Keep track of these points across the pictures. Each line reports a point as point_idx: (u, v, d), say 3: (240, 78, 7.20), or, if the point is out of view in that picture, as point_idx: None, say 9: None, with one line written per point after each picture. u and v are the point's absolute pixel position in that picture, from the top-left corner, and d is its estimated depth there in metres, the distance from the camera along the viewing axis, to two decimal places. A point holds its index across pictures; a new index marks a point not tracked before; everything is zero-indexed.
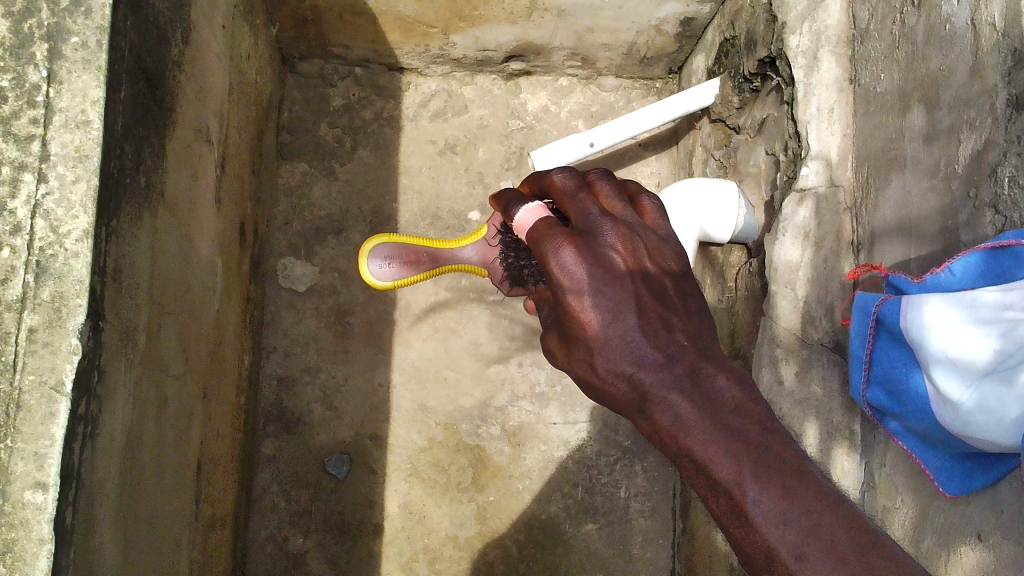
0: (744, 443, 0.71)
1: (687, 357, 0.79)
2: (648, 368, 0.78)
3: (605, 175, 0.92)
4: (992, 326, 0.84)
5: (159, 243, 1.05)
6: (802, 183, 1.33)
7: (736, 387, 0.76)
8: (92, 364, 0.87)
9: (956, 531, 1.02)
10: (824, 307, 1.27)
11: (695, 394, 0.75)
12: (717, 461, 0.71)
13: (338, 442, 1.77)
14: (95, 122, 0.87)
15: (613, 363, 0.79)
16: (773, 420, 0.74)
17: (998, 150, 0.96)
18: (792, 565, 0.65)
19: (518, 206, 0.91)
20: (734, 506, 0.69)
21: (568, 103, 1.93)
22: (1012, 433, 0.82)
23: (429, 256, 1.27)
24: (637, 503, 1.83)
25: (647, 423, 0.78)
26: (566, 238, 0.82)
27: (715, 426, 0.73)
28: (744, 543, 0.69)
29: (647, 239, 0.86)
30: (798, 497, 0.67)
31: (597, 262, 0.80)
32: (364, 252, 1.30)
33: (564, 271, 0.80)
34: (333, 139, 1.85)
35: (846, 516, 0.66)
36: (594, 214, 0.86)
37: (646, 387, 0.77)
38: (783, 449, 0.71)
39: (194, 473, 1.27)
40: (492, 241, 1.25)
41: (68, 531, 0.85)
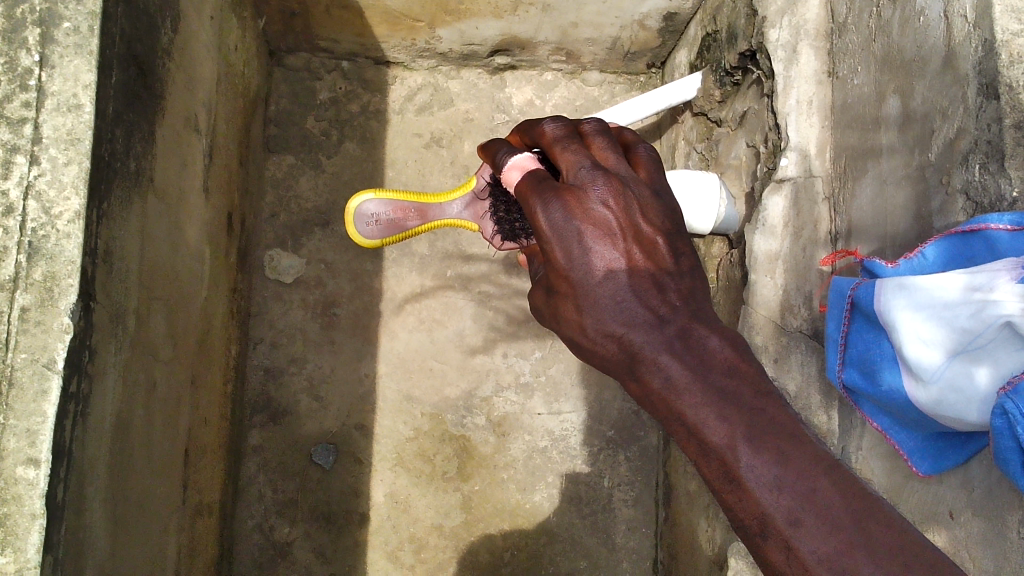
0: (737, 406, 0.74)
1: (679, 319, 0.81)
2: (640, 328, 0.81)
3: (597, 126, 0.93)
4: (961, 306, 0.87)
5: (148, 228, 1.06)
6: (781, 173, 1.36)
7: (729, 348, 0.79)
8: (83, 343, 0.89)
9: (929, 510, 1.05)
10: (802, 294, 1.30)
11: (686, 356, 0.78)
12: (710, 426, 0.73)
13: (324, 432, 1.78)
14: (87, 105, 0.89)
15: (603, 324, 0.83)
16: (767, 382, 0.76)
17: (969, 138, 0.99)
18: (787, 530, 0.67)
19: (510, 162, 0.93)
20: (727, 471, 0.72)
21: (553, 97, 1.95)
22: (982, 411, 0.87)
23: (417, 212, 1.32)
24: (620, 492, 1.85)
25: (638, 385, 0.81)
26: (555, 194, 0.84)
27: (707, 389, 0.76)
28: (737, 508, 0.71)
29: (640, 192, 0.88)
30: (792, 462, 0.69)
31: (586, 220, 0.84)
32: (352, 210, 1.36)
33: (555, 229, 0.83)
34: (320, 132, 1.87)
35: (841, 480, 0.68)
36: (584, 166, 0.88)
37: (636, 348, 0.81)
38: (777, 412, 0.73)
39: (182, 459, 1.29)
40: (481, 195, 1.29)
41: (59, 507, 0.86)
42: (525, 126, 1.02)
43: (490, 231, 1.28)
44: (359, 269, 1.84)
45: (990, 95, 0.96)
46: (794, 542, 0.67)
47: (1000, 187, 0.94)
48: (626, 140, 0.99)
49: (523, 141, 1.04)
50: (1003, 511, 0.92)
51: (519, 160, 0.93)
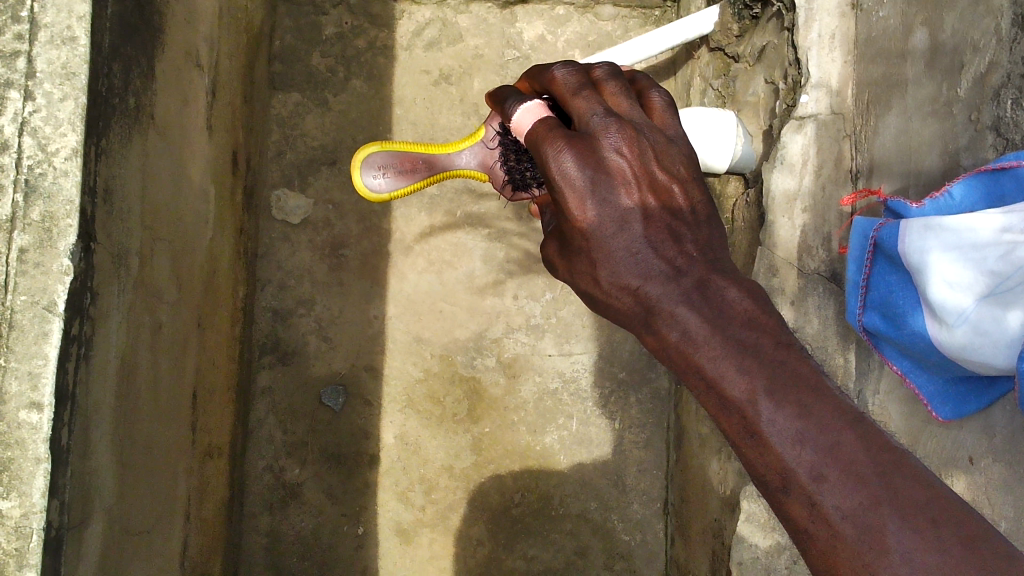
0: (757, 358, 0.71)
1: (696, 270, 0.79)
2: (655, 280, 0.79)
3: (610, 69, 0.89)
4: (989, 248, 0.85)
5: (150, 166, 1.03)
6: (801, 110, 1.30)
7: (748, 300, 0.77)
8: (84, 285, 0.87)
9: (947, 455, 1.03)
10: (821, 236, 1.28)
11: (704, 307, 0.76)
12: (729, 379, 0.71)
13: (333, 374, 1.77)
14: (82, 39, 0.85)
15: (618, 277, 0.80)
16: (787, 333, 0.74)
17: (1001, 72, 0.95)
18: (810, 487, 0.65)
19: (520, 108, 0.89)
20: (747, 426, 0.70)
21: (564, 32, 1.90)
22: (1008, 354, 0.84)
23: (426, 163, 1.23)
24: (630, 434, 1.84)
25: (654, 338, 0.79)
26: (566, 140, 0.81)
27: (726, 341, 0.73)
28: (759, 463, 0.69)
29: (655, 140, 0.85)
30: (815, 416, 0.67)
31: (599, 169, 0.80)
32: (356, 162, 1.24)
33: (566, 178, 0.80)
34: (326, 68, 1.82)
35: (865, 433, 0.66)
36: (597, 113, 0.84)
37: (652, 301, 0.79)
38: (798, 364, 0.71)
39: (190, 400, 1.28)
40: (490, 143, 1.22)
41: (64, 451, 0.86)
42: (535, 71, 0.97)
43: (498, 178, 1.22)
44: (367, 210, 1.81)
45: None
46: (819, 498, 0.65)
47: None
48: (641, 84, 0.94)
49: (532, 86, 0.99)
50: None
51: (529, 106, 0.89)
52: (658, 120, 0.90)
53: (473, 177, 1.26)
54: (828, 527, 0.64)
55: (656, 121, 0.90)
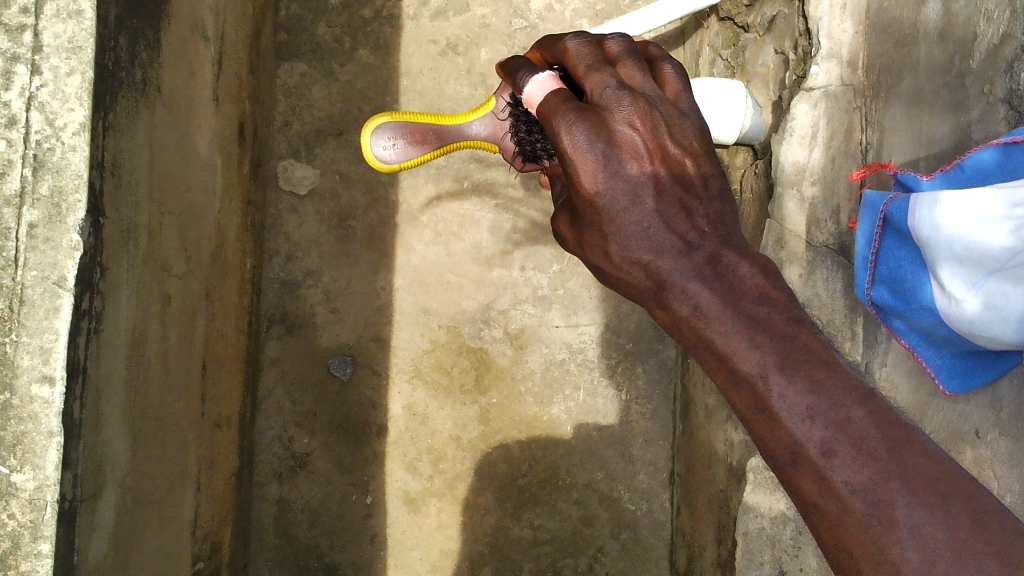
0: (769, 334, 0.71)
1: (708, 245, 0.79)
2: (667, 255, 0.79)
3: (623, 41, 0.88)
4: (1001, 223, 0.84)
5: (157, 139, 1.03)
6: (812, 81, 1.30)
7: (760, 275, 0.77)
8: (93, 260, 0.87)
9: (955, 429, 1.03)
10: (830, 208, 1.27)
11: (715, 283, 0.76)
12: (740, 354, 0.71)
13: (341, 345, 1.78)
14: (88, 11, 0.85)
15: (629, 251, 0.81)
16: (799, 308, 0.74)
17: (1016, 44, 0.98)
18: (820, 461, 0.66)
19: (531, 82, 0.89)
20: (758, 401, 0.70)
21: (572, 1, 1.88)
22: (1017, 330, 0.85)
23: (435, 135, 1.21)
24: (637, 405, 1.84)
25: (665, 313, 0.80)
26: (578, 113, 0.80)
27: (738, 316, 0.73)
28: (768, 437, 0.70)
29: (668, 112, 0.84)
30: (825, 392, 0.67)
31: (612, 142, 0.79)
32: (366, 132, 1.23)
33: (577, 152, 0.79)
34: (332, 38, 1.81)
35: (876, 409, 0.66)
36: (610, 85, 0.83)
37: (663, 275, 0.79)
38: (810, 339, 0.71)
39: (199, 372, 1.28)
40: (501, 114, 1.17)
41: (75, 424, 0.86)
42: (546, 43, 0.97)
43: (509, 150, 1.18)
44: (373, 181, 1.81)
45: None
46: (828, 473, 0.65)
47: None
48: (653, 55, 0.93)
49: (543, 57, 0.98)
50: None
51: (541, 79, 0.88)
52: (670, 92, 0.89)
53: (485, 148, 1.22)
54: (837, 501, 0.65)
55: (668, 93, 0.89)
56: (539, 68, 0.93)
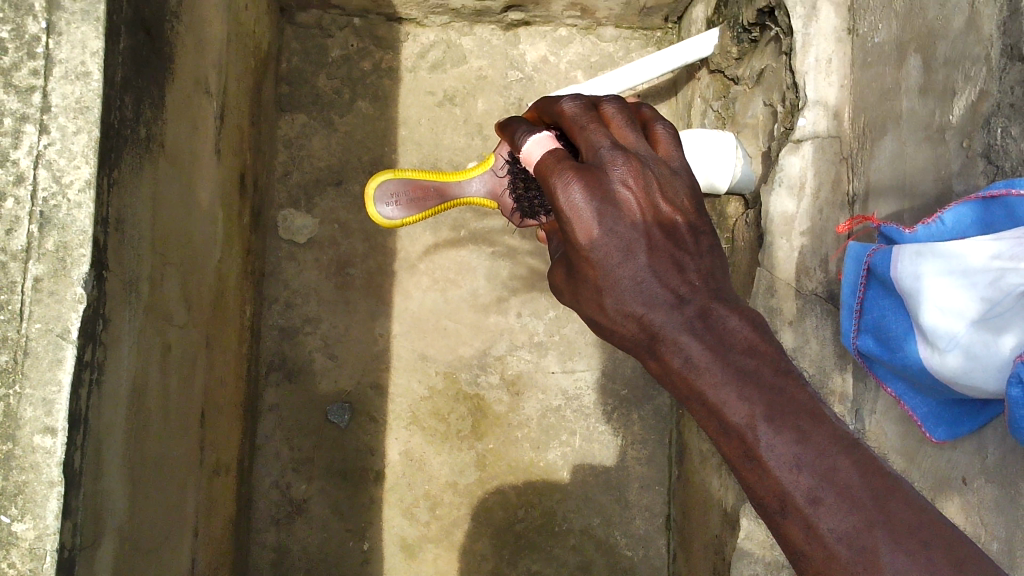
0: (758, 385, 0.73)
1: (699, 299, 0.81)
2: (660, 308, 0.81)
3: (617, 103, 0.92)
4: (979, 275, 0.87)
5: (160, 193, 1.06)
6: (799, 133, 1.33)
7: (748, 327, 0.79)
8: (97, 312, 0.89)
9: (943, 476, 1.05)
10: (818, 257, 1.30)
11: (705, 335, 0.78)
12: (730, 405, 0.73)
13: (339, 391, 1.80)
14: (95, 73, 0.88)
15: (623, 304, 0.82)
16: (786, 360, 0.76)
17: (992, 101, 0.97)
18: (806, 509, 0.67)
19: (529, 141, 0.92)
20: (746, 450, 0.72)
21: (568, 53, 1.93)
22: (998, 378, 0.87)
23: (437, 192, 1.29)
24: (633, 451, 1.86)
25: (658, 364, 0.81)
26: (574, 173, 0.83)
27: (727, 368, 0.75)
28: (757, 486, 0.71)
29: (660, 171, 0.87)
30: (811, 441, 0.69)
31: (606, 200, 0.82)
32: (370, 191, 1.31)
33: (574, 210, 0.82)
34: (332, 90, 1.85)
35: (860, 459, 0.68)
36: (604, 145, 0.87)
37: (656, 328, 0.81)
38: (796, 391, 0.73)
39: (198, 420, 1.30)
40: (500, 172, 1.24)
41: (77, 473, 0.88)
42: (544, 104, 1.00)
43: (508, 206, 1.24)
44: (372, 229, 1.84)
45: (1014, 58, 0.94)
46: (814, 521, 0.67)
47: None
48: (646, 116, 0.97)
49: (541, 117, 1.02)
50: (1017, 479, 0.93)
51: (538, 139, 0.91)
52: (663, 150, 0.92)
53: (485, 205, 1.30)
54: (823, 549, 0.66)
55: (660, 152, 0.92)
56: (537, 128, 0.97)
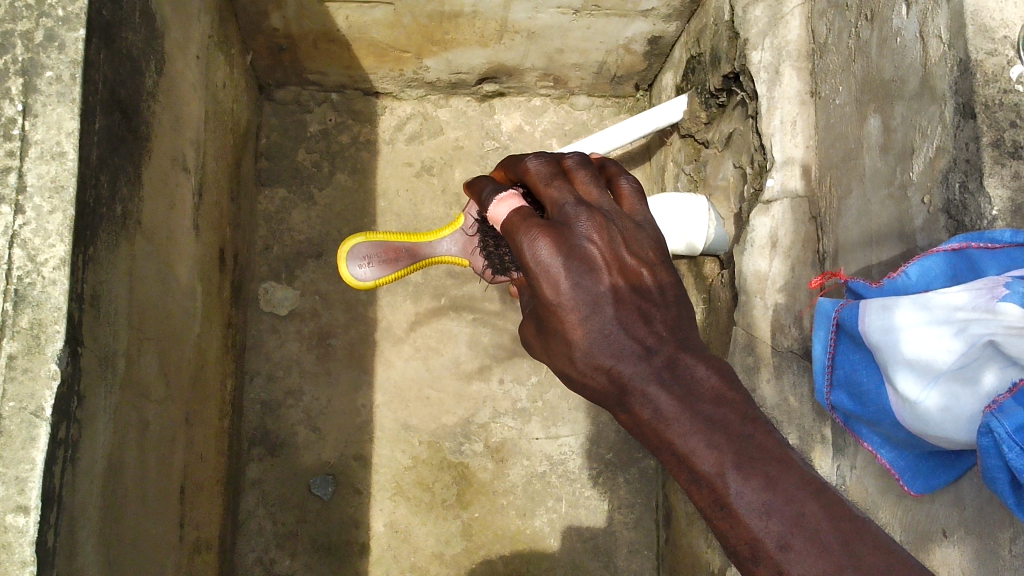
0: (725, 433, 0.74)
1: (666, 349, 0.82)
2: (627, 359, 0.82)
3: (580, 159, 0.94)
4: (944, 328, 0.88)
5: (137, 269, 1.07)
6: (768, 194, 1.38)
7: (715, 376, 0.80)
8: (71, 389, 0.89)
9: (924, 529, 1.04)
10: (792, 315, 1.30)
11: (673, 385, 0.79)
12: (698, 454, 0.73)
13: (323, 463, 1.78)
14: (70, 153, 0.90)
15: (592, 357, 0.83)
16: (754, 408, 0.77)
17: (948, 157, 0.99)
18: (777, 555, 0.68)
19: (494, 200, 0.93)
20: (716, 498, 0.72)
21: (542, 122, 1.96)
22: (969, 431, 0.88)
23: (409, 252, 1.42)
24: (620, 515, 1.85)
25: (628, 416, 0.82)
26: (540, 229, 0.85)
27: (696, 418, 0.76)
28: (728, 534, 0.71)
29: (624, 225, 0.89)
30: (780, 488, 0.69)
31: (572, 254, 0.84)
32: (344, 254, 1.46)
33: (541, 264, 0.83)
34: (311, 164, 1.88)
35: (829, 504, 0.68)
36: (569, 202, 0.89)
37: (625, 379, 0.81)
38: (764, 437, 0.74)
39: (178, 496, 1.29)
40: (469, 231, 1.37)
41: (50, 553, 0.87)
42: (510, 163, 1.03)
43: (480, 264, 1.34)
44: (353, 299, 1.85)
45: (966, 115, 0.97)
46: (785, 566, 0.67)
47: (980, 206, 0.95)
48: (610, 172, 0.99)
49: (508, 176, 1.05)
50: (994, 530, 0.92)
51: (503, 197, 0.93)
52: (627, 205, 0.94)
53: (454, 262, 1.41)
54: None
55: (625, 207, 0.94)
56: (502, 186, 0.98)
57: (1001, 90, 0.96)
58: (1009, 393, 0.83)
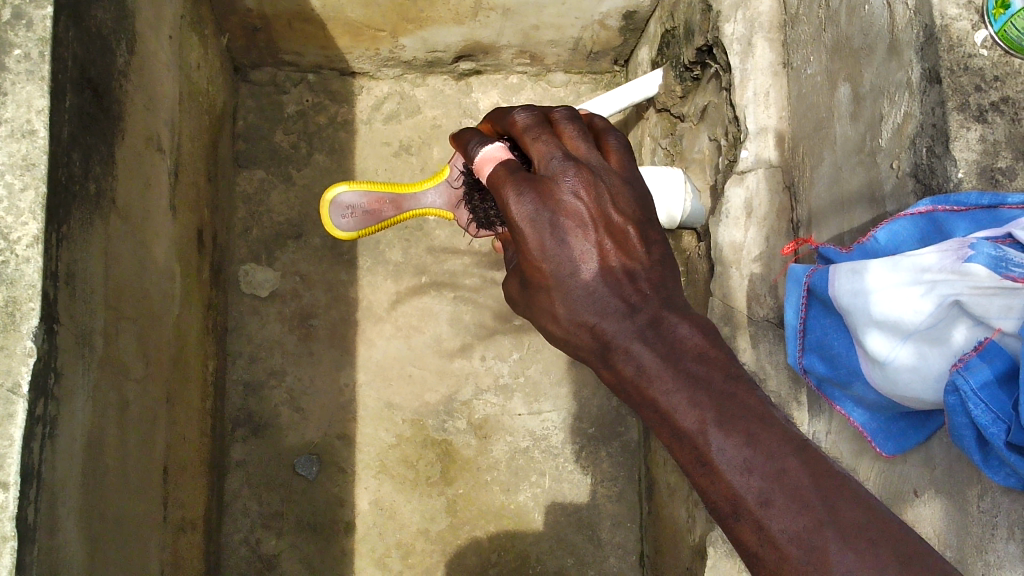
0: (708, 391, 0.75)
1: (650, 307, 0.83)
2: (611, 317, 0.84)
3: (569, 113, 0.94)
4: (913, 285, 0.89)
5: (113, 248, 1.07)
6: (742, 165, 1.40)
7: (699, 334, 0.81)
8: (48, 366, 0.90)
9: (896, 489, 1.06)
10: (767, 284, 1.32)
11: (657, 343, 0.80)
12: (682, 411, 0.75)
13: (307, 443, 1.79)
14: (41, 131, 0.90)
15: (578, 314, 0.85)
16: (738, 365, 0.78)
17: (915, 122, 1.01)
18: (757, 512, 0.68)
19: (483, 152, 0.95)
20: (698, 455, 0.72)
21: (519, 100, 1.97)
22: (937, 388, 0.90)
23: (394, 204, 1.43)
24: (603, 488, 1.86)
25: (613, 373, 0.83)
26: (525, 184, 0.86)
27: (679, 374, 0.77)
28: (710, 491, 0.72)
29: (611, 180, 0.89)
30: (761, 444, 0.70)
31: (558, 212, 0.85)
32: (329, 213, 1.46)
33: (526, 223, 0.84)
34: (289, 145, 1.88)
35: (811, 460, 0.69)
36: (555, 156, 0.89)
37: (609, 337, 0.83)
38: (747, 394, 0.75)
39: (160, 475, 1.29)
40: (454, 184, 1.39)
41: (30, 529, 0.87)
42: (496, 112, 1.03)
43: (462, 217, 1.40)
44: (334, 280, 1.85)
45: (932, 80, 0.98)
46: (765, 523, 0.68)
47: (946, 169, 0.97)
48: (598, 126, 0.99)
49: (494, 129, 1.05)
50: (963, 487, 0.94)
51: (490, 152, 0.94)
52: (614, 160, 0.94)
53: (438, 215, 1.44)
54: (775, 551, 0.67)
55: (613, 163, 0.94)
56: (488, 138, 0.99)
57: (966, 55, 0.97)
58: (975, 351, 0.84)
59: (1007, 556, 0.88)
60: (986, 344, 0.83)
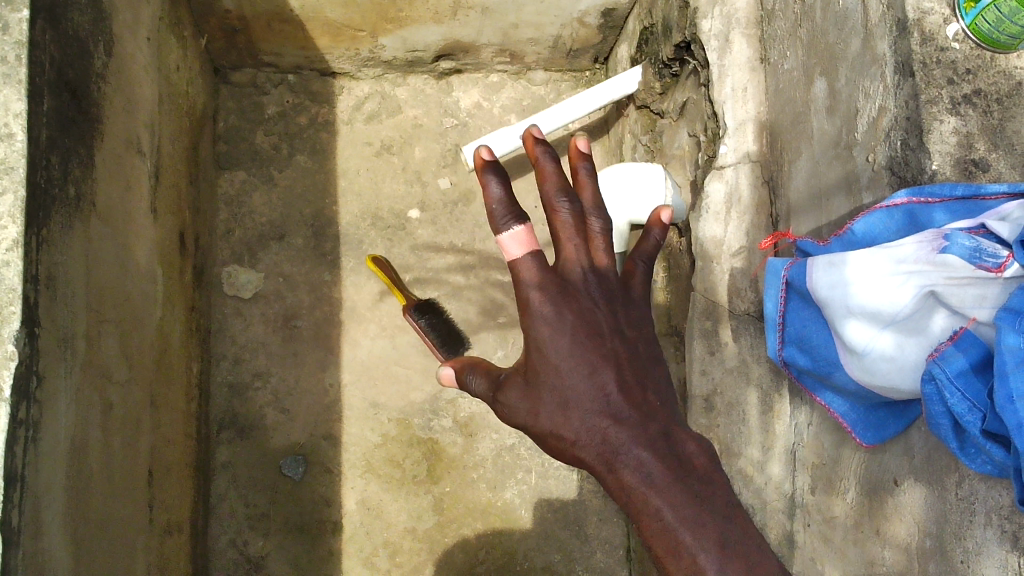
0: (714, 519, 0.75)
1: (658, 419, 0.83)
2: (622, 424, 0.82)
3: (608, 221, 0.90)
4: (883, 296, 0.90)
5: (93, 251, 1.07)
6: (722, 160, 1.41)
7: (703, 455, 0.82)
8: (30, 369, 0.90)
9: (876, 478, 1.08)
10: (748, 278, 1.33)
11: (665, 456, 0.80)
12: (692, 537, 0.74)
13: (293, 444, 1.79)
14: (19, 134, 0.90)
15: (585, 419, 0.83)
16: (734, 495, 0.79)
17: (890, 115, 1.01)
18: None
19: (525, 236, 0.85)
20: None
21: (500, 98, 1.97)
22: (913, 379, 0.91)
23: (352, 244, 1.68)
24: (589, 484, 1.87)
25: (611, 483, 0.81)
26: (552, 294, 0.84)
27: (684, 491, 0.77)
28: None
29: (625, 302, 0.89)
30: None
31: (580, 328, 0.84)
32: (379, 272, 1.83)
33: (548, 333, 0.84)
34: (270, 146, 1.88)
35: None
36: (585, 272, 0.87)
37: (617, 444, 0.81)
38: (747, 535, 0.76)
39: (145, 478, 1.29)
40: None
41: (15, 532, 0.87)
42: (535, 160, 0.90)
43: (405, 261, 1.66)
44: (317, 280, 1.85)
45: (906, 74, 0.99)
46: None
47: (920, 161, 0.98)
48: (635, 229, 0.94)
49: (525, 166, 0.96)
50: (941, 474, 0.95)
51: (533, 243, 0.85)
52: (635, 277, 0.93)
53: None
54: None
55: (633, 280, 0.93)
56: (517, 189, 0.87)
57: (938, 49, 0.99)
58: (951, 341, 0.85)
59: (985, 543, 0.89)
60: (961, 334, 0.85)
